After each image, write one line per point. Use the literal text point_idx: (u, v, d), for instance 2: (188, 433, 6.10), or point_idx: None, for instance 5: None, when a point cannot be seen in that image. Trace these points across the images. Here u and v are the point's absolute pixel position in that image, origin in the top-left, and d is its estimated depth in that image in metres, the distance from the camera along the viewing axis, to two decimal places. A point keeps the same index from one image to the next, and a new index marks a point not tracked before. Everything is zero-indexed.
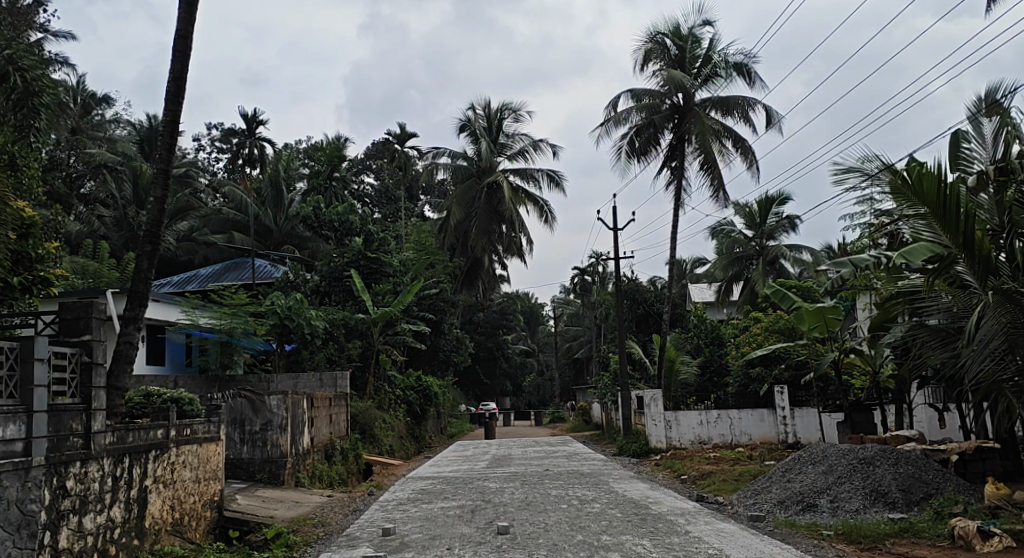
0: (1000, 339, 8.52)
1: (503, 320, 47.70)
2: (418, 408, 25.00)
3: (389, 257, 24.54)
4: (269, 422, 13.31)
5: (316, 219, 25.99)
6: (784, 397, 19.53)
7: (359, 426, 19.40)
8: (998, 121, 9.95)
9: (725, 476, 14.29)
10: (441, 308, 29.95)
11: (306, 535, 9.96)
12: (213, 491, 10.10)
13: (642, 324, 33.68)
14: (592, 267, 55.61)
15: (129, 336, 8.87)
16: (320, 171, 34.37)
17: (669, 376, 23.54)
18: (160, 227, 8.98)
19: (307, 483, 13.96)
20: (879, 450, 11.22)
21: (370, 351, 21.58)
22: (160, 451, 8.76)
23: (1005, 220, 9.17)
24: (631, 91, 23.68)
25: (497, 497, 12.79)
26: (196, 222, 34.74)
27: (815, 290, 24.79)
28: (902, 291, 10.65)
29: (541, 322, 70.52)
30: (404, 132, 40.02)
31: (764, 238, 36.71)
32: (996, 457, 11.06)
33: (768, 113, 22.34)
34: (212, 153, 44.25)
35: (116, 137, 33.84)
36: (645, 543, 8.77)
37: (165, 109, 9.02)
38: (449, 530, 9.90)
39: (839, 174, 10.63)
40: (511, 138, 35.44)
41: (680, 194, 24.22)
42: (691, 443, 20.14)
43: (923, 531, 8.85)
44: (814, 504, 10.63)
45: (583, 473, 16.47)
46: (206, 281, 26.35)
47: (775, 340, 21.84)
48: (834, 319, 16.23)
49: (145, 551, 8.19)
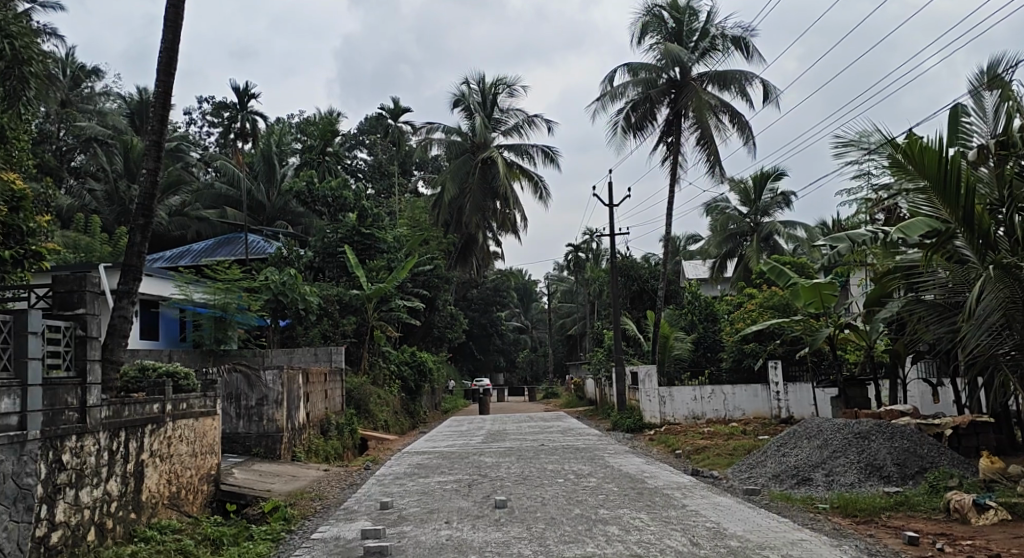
0: (999, 313, 8.50)
1: (497, 297, 47.80)
2: (413, 383, 25.02)
3: (383, 233, 24.38)
4: (264, 397, 13.27)
5: (310, 194, 25.88)
6: (778, 372, 19.63)
7: (354, 401, 19.37)
8: (999, 94, 9.91)
9: (720, 450, 14.38)
10: (435, 285, 29.80)
11: (303, 509, 9.95)
12: (209, 465, 10.10)
13: (637, 301, 33.51)
14: (586, 243, 55.67)
15: (123, 311, 8.80)
16: (313, 146, 34.06)
17: (663, 352, 23.50)
18: (153, 199, 8.85)
19: (303, 457, 14.00)
20: (873, 425, 11.26)
21: (364, 327, 21.42)
22: (156, 425, 8.69)
23: (1005, 194, 9.08)
24: (627, 65, 23.49)
25: (494, 472, 12.81)
26: (188, 197, 34.43)
27: (810, 266, 24.82)
28: (900, 266, 10.57)
29: (535, 299, 70.69)
30: (397, 106, 39.67)
31: (758, 214, 36.83)
32: (989, 431, 11.11)
33: (766, 87, 22.18)
34: (203, 127, 43.83)
35: (105, 110, 33.41)
36: (643, 516, 8.82)
37: (156, 80, 8.88)
38: (447, 504, 9.92)
39: (839, 148, 10.60)
40: (506, 113, 35.14)
41: (676, 169, 24.11)
42: (685, 418, 20.25)
43: (919, 505, 8.90)
44: (809, 478, 10.67)
45: (578, 448, 16.53)
46: (199, 257, 26.18)
47: (769, 316, 21.91)
48: (829, 295, 16.21)
49: (143, 524, 8.19)
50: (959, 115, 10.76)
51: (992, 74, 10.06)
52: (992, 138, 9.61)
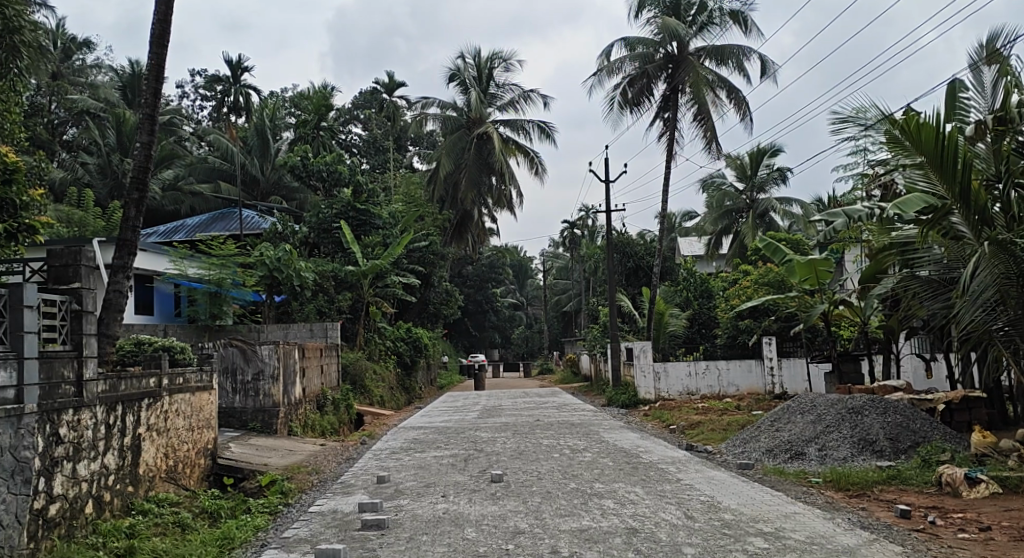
0: (994, 289, 8.52)
1: (492, 273, 47.83)
2: (409, 359, 25.12)
3: (379, 209, 24.31)
4: (260, 372, 13.29)
5: (304, 169, 25.71)
6: (772, 348, 19.71)
7: (350, 376, 19.41)
8: (998, 69, 9.88)
9: (714, 425, 14.46)
10: (431, 261, 29.67)
11: (301, 483, 10.02)
12: (206, 439, 10.14)
13: (633, 278, 33.55)
14: (582, 220, 55.67)
15: (119, 285, 8.77)
16: (307, 120, 33.68)
17: (659, 328, 23.53)
18: (148, 173, 8.81)
19: (299, 432, 14.06)
20: (867, 400, 11.34)
21: (361, 303, 21.48)
22: (153, 399, 8.72)
23: (1002, 170, 9.07)
24: (624, 39, 23.33)
25: (490, 446, 12.89)
26: (181, 170, 34.22)
27: (805, 243, 24.89)
28: (895, 243, 10.48)
29: (530, 275, 70.74)
30: (392, 81, 39.28)
31: (754, 191, 36.90)
32: (982, 406, 11.20)
33: (763, 62, 22.04)
34: (196, 100, 43.44)
35: (97, 83, 33.02)
36: (637, 490, 8.88)
37: (148, 53, 8.77)
38: (443, 479, 9.97)
39: (837, 124, 10.55)
40: (501, 88, 34.93)
41: (672, 145, 24.04)
42: (679, 394, 20.37)
43: (911, 478, 9.00)
44: (802, 452, 10.74)
45: (574, 423, 16.59)
46: (193, 231, 26.09)
47: (764, 293, 22.02)
48: (825, 271, 16.20)
49: (140, 497, 8.22)
50: (957, 90, 10.74)
51: (991, 48, 10.04)
52: (990, 113, 9.56)
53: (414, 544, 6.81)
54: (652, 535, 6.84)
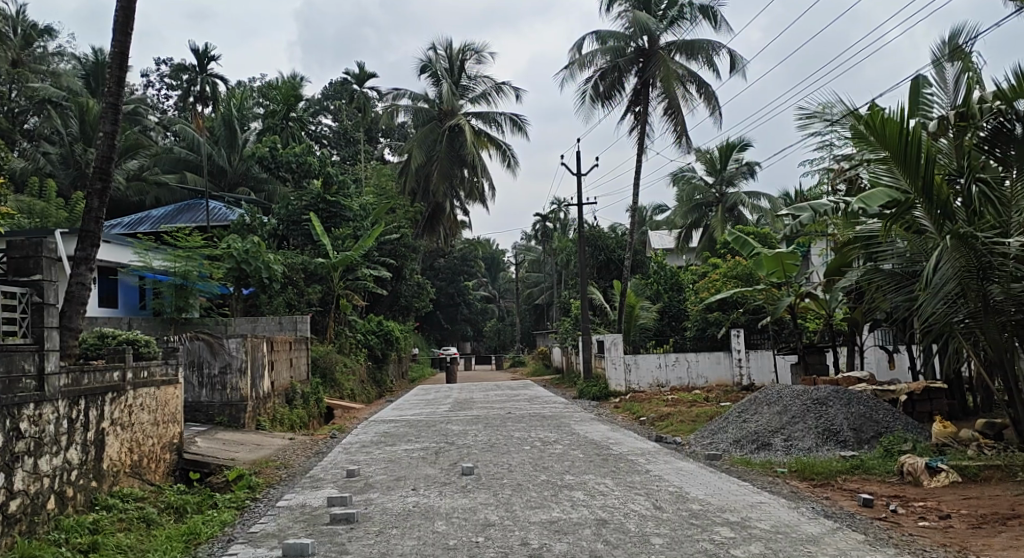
0: (955, 282, 8.68)
1: (464, 266, 47.88)
2: (379, 352, 25.04)
3: (349, 201, 24.13)
4: (228, 365, 13.13)
5: (273, 160, 25.39)
6: (740, 340, 19.93)
7: (320, 369, 19.26)
8: (961, 65, 10.06)
9: (683, 417, 14.60)
10: (402, 253, 29.53)
11: (268, 477, 9.95)
12: (172, 433, 9.99)
13: (604, 271, 33.73)
14: (554, 213, 55.84)
15: (81, 277, 8.59)
16: (276, 110, 33.22)
17: (629, 320, 23.71)
18: (111, 163, 8.65)
19: (267, 426, 13.93)
20: (831, 391, 11.52)
21: (330, 296, 21.39)
22: (117, 394, 8.58)
23: (963, 165, 9.24)
24: (595, 33, 23.36)
25: (461, 439, 12.90)
26: (146, 161, 33.62)
27: (773, 236, 25.23)
28: (859, 236, 10.57)
29: (502, 268, 70.86)
30: (363, 72, 38.94)
31: (723, 185, 37.24)
32: (943, 397, 11.42)
33: (732, 57, 22.22)
34: (162, 90, 42.69)
35: (59, 71, 32.27)
36: (607, 482, 8.92)
37: (112, 41, 8.57)
38: (413, 472, 9.95)
39: (803, 119, 10.66)
40: (473, 80, 34.85)
41: (643, 139, 24.13)
42: (649, 386, 20.55)
43: (874, 467, 9.16)
44: (768, 443, 10.89)
45: (544, 415, 16.65)
46: (158, 223, 25.68)
47: (733, 286, 22.27)
48: (791, 264, 16.41)
49: (104, 492, 8.08)
50: (920, 87, 10.93)
51: (954, 45, 10.24)
52: (951, 110, 9.81)
53: (383, 537, 6.77)
54: (621, 526, 6.89)
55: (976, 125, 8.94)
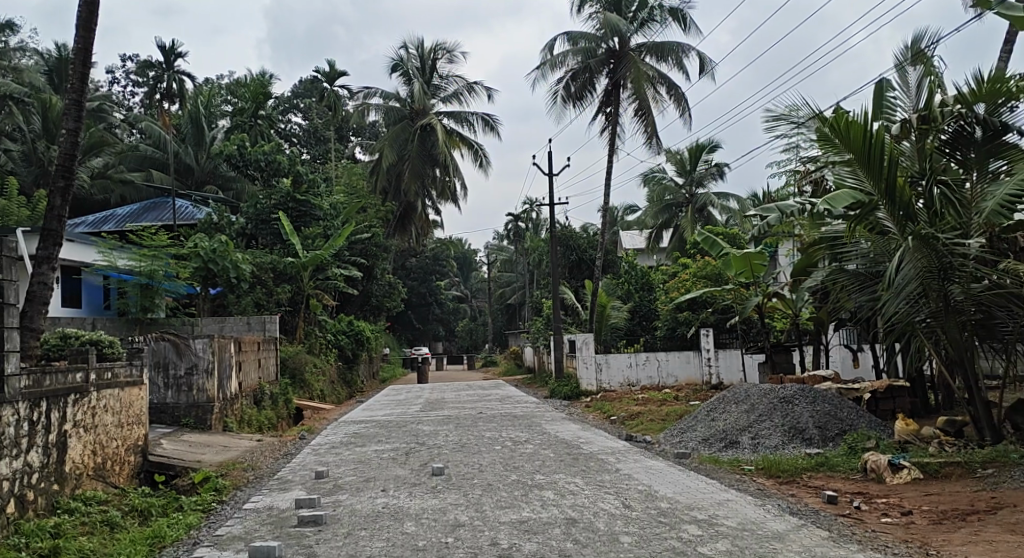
0: (917, 282, 8.84)
1: (436, 266, 47.76)
2: (350, 352, 24.88)
3: (319, 200, 23.94)
4: (194, 366, 12.94)
5: (241, 158, 25.09)
6: (709, 339, 20.12)
7: (289, 370, 19.09)
8: (923, 69, 10.28)
9: (653, 416, 14.70)
10: (373, 253, 29.38)
11: (235, 479, 9.83)
12: (136, 435, 9.83)
13: (575, 270, 33.84)
14: (526, 213, 55.88)
15: (43, 277, 8.42)
16: (244, 108, 32.83)
17: (600, 320, 23.82)
18: (74, 160, 8.49)
19: (234, 428, 13.75)
20: (797, 390, 11.69)
21: (300, 296, 21.21)
22: (80, 395, 8.43)
23: (924, 168, 9.43)
24: (566, 34, 23.43)
25: (431, 440, 12.86)
26: (111, 159, 33.05)
27: (741, 237, 25.51)
28: (824, 237, 10.72)
29: (473, 268, 70.76)
30: (333, 70, 38.64)
31: (693, 186, 37.56)
32: (905, 395, 11.62)
33: (702, 60, 22.43)
34: (127, 86, 42.01)
35: (20, 67, 31.61)
36: (577, 481, 8.96)
37: (75, 37, 8.41)
38: (383, 473, 9.90)
39: (771, 121, 10.77)
40: (445, 80, 34.77)
41: (614, 140, 24.27)
42: (620, 385, 20.67)
43: (838, 465, 9.31)
44: (736, 441, 11.01)
45: (515, 415, 16.66)
46: (123, 221, 25.27)
47: (702, 285, 22.48)
48: (759, 265, 16.60)
49: (66, 495, 7.93)
50: (885, 90, 11.13)
51: (917, 49, 10.47)
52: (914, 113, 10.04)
53: (351, 539, 6.73)
54: (591, 525, 6.92)
55: (937, 128, 9.24)
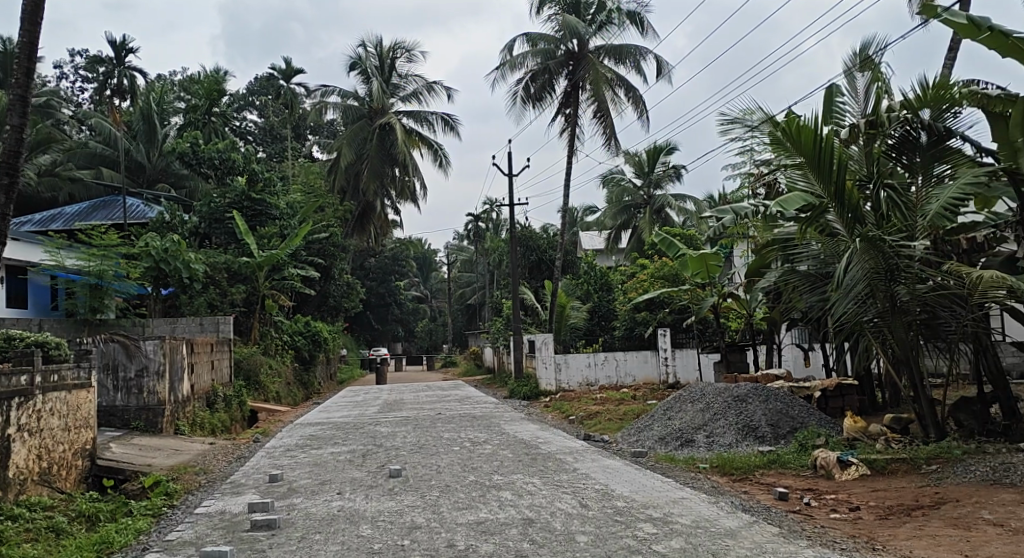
0: (864, 283, 9.07)
1: (395, 266, 47.46)
2: (307, 354, 24.59)
3: (275, 199, 23.62)
4: (144, 368, 12.64)
5: (195, 155, 24.60)
6: (666, 339, 20.34)
7: (243, 372, 18.78)
8: (871, 75, 10.49)
9: (611, 415, 14.81)
10: (331, 253, 29.09)
11: (187, 483, 9.64)
12: (84, 439, 9.58)
13: (535, 271, 33.92)
14: (486, 213, 55.86)
15: None
16: (198, 105, 32.24)
17: (559, 320, 23.92)
18: (19, 157, 8.21)
19: (186, 431, 13.48)
20: (751, 388, 11.88)
21: (255, 296, 20.89)
22: (24, 398, 8.18)
23: (872, 171, 9.66)
24: (526, 35, 23.48)
25: (389, 441, 12.76)
26: (59, 156, 32.18)
27: (698, 238, 25.84)
28: (777, 239, 10.90)
29: (433, 268, 70.49)
30: (290, 67, 38.15)
31: (651, 187, 37.94)
32: (853, 393, 11.90)
33: (659, 63, 22.67)
34: (76, 82, 40.93)
35: None
36: (535, 481, 8.98)
37: (20, 29, 8.15)
38: (339, 475, 9.81)
39: (725, 125, 10.81)
40: (404, 79, 34.58)
41: (573, 141, 24.39)
42: (578, 385, 20.79)
43: (789, 462, 9.49)
44: (691, 439, 11.15)
45: (474, 415, 16.64)
46: (71, 220, 24.61)
47: (659, 286, 22.71)
48: (715, 265, 16.83)
49: (9, 502, 7.68)
50: (834, 96, 11.36)
51: (865, 56, 10.78)
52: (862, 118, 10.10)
53: (306, 543, 6.66)
54: (547, 525, 6.95)
55: (884, 132, 9.57)
